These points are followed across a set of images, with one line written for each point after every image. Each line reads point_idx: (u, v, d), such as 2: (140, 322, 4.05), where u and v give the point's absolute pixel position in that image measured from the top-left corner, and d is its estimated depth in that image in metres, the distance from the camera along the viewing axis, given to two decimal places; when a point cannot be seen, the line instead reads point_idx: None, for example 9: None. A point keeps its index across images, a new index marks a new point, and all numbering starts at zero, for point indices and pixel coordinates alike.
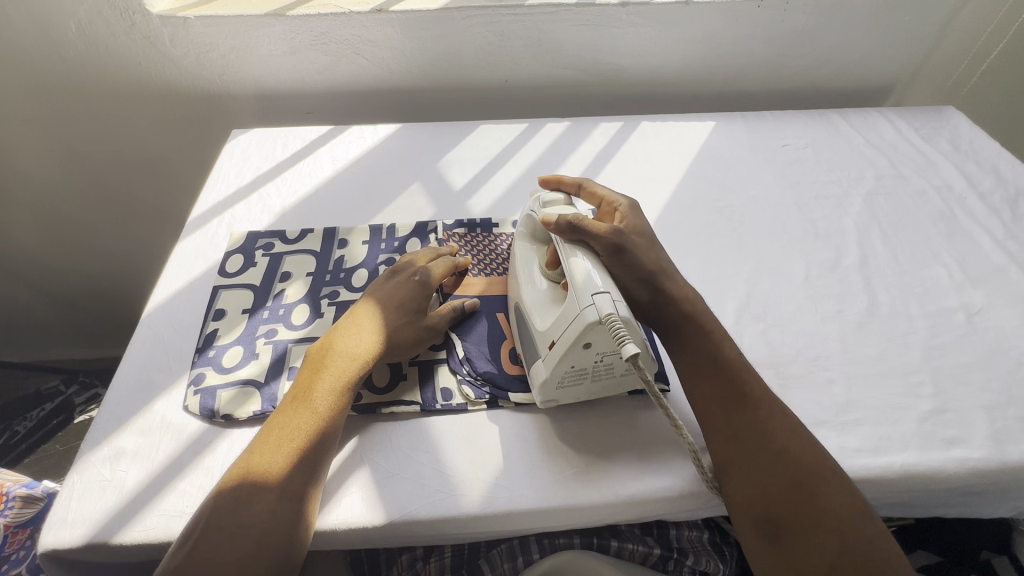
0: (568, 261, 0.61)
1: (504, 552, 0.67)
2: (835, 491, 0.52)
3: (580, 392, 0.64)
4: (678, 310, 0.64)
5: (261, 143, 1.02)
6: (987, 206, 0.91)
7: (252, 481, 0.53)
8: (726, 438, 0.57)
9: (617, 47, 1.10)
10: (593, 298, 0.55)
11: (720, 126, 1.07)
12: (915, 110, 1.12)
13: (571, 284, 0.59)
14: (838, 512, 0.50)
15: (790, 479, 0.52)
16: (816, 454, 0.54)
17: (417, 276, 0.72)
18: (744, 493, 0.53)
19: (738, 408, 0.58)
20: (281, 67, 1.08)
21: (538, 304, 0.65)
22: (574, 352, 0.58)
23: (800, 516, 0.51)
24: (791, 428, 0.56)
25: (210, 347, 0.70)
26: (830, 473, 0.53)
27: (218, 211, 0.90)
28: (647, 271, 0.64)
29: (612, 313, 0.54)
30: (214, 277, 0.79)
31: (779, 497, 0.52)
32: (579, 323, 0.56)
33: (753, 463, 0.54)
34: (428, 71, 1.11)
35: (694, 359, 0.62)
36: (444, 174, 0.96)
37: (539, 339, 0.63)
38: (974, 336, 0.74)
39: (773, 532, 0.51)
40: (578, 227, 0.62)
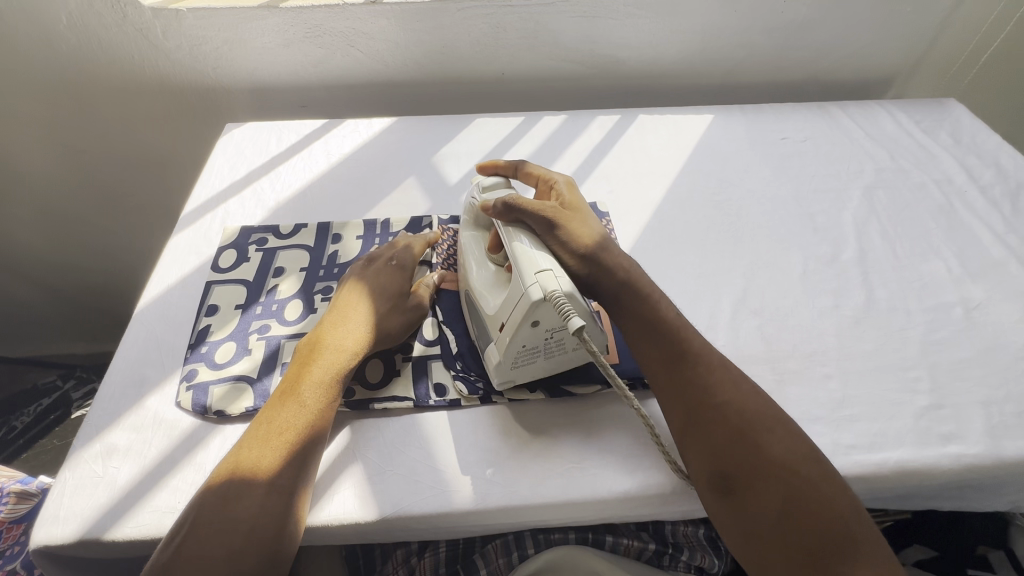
0: (511, 244, 0.62)
1: (498, 548, 0.66)
2: (777, 439, 0.53)
3: (535, 370, 0.64)
4: (614, 279, 0.63)
5: (256, 137, 1.01)
6: (988, 200, 0.90)
7: (240, 476, 0.53)
8: (677, 402, 0.57)
9: (615, 38, 1.09)
10: (536, 277, 0.56)
11: (719, 118, 1.06)
12: (916, 102, 1.10)
13: (513, 264, 0.60)
14: (784, 461, 0.51)
15: (735, 431, 0.53)
16: (759, 406, 0.55)
17: (394, 261, 0.73)
18: (697, 455, 0.54)
19: (682, 368, 0.58)
20: (276, 60, 1.07)
21: (483, 286, 0.66)
22: (523, 331, 0.59)
23: (746, 468, 0.52)
24: (734, 382, 0.57)
25: (203, 342, 0.70)
26: (774, 423, 0.54)
27: (211, 206, 0.89)
28: (584, 246, 0.63)
29: (555, 289, 0.55)
30: (208, 272, 0.79)
31: (727, 452, 0.53)
32: (525, 302, 0.56)
33: (701, 421, 0.55)
34: (424, 63, 1.09)
35: (632, 324, 0.62)
36: (439, 168, 0.95)
37: (490, 322, 0.64)
38: (972, 331, 0.73)
39: (725, 487, 0.52)
40: (513, 208, 0.64)
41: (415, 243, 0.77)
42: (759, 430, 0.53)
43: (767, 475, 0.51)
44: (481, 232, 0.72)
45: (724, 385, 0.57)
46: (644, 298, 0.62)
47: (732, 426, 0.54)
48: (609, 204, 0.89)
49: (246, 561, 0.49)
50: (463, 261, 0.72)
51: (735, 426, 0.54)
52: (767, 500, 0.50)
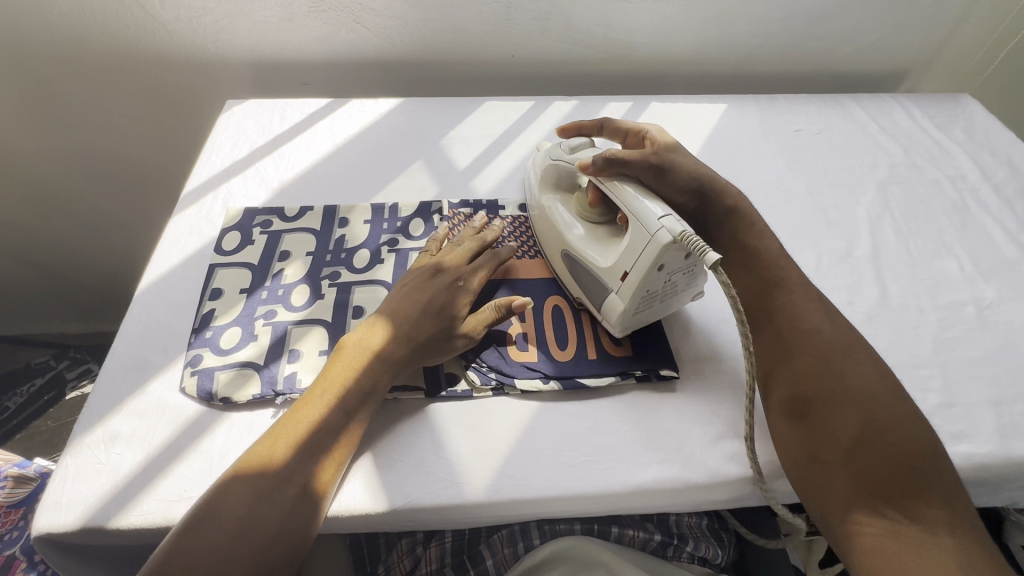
0: (614, 193, 0.64)
1: (504, 538, 0.66)
2: (862, 367, 0.58)
3: (649, 315, 0.66)
4: (723, 206, 0.71)
5: (257, 115, 0.98)
6: (1001, 197, 0.90)
7: (250, 468, 0.53)
8: (771, 330, 0.63)
9: (629, 22, 1.06)
10: (661, 221, 0.58)
11: (732, 108, 1.04)
12: (931, 97, 1.09)
13: (631, 216, 0.61)
14: (864, 388, 0.56)
15: (822, 354, 0.59)
16: (852, 338, 0.61)
17: (461, 281, 0.67)
18: (784, 380, 0.60)
19: (773, 320, 0.63)
20: (278, 35, 1.03)
21: (591, 245, 0.67)
22: (649, 276, 0.60)
23: (827, 393, 0.57)
24: (830, 327, 0.61)
25: (207, 327, 0.68)
26: (863, 352, 0.60)
27: (213, 185, 0.86)
28: (690, 180, 0.70)
29: (685, 231, 0.56)
30: (210, 254, 0.76)
31: (808, 382, 0.58)
32: (653, 246, 0.58)
33: (790, 348, 0.61)
34: (431, 43, 1.06)
35: (741, 270, 0.68)
36: (447, 152, 0.93)
37: (606, 275, 0.64)
38: (984, 330, 0.73)
39: (801, 409, 0.58)
40: (616, 161, 0.66)
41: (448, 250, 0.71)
42: (849, 355, 0.59)
43: (846, 399, 0.56)
44: (564, 195, 0.74)
45: (813, 313, 0.63)
46: (749, 252, 0.68)
47: (819, 353, 0.59)
48: None
49: (244, 556, 0.49)
50: (548, 221, 0.73)
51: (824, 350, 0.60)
52: (840, 426, 0.55)
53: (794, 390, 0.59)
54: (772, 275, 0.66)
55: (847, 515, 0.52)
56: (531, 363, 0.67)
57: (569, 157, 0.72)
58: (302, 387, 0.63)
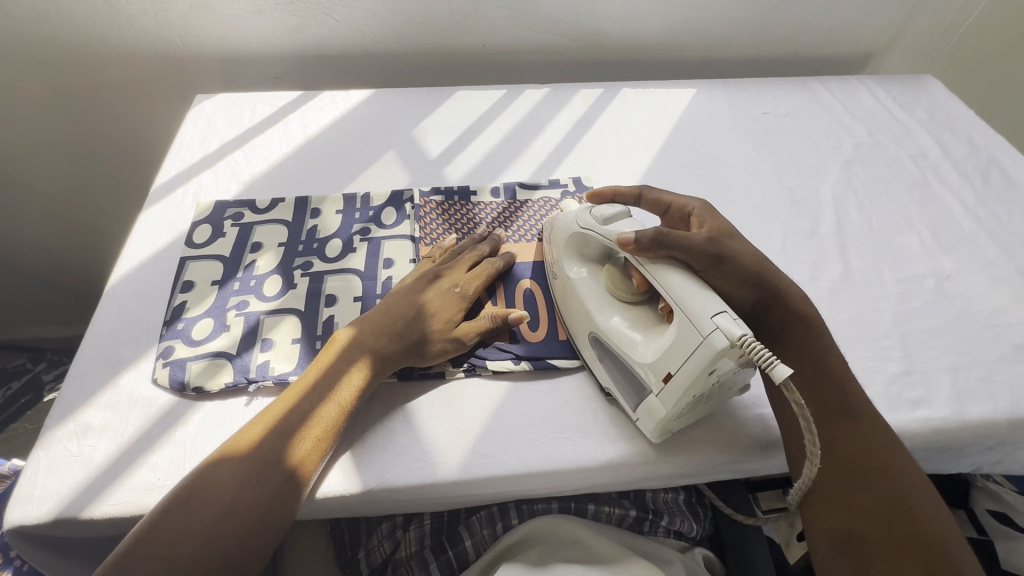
0: (661, 282, 0.56)
1: (483, 519, 0.67)
2: (933, 518, 0.51)
3: (690, 415, 0.59)
4: (784, 311, 0.63)
5: (227, 109, 0.97)
6: (960, 174, 0.92)
7: (228, 450, 0.54)
8: (825, 456, 0.56)
9: (599, 10, 1.07)
10: (715, 321, 0.50)
11: (701, 93, 1.06)
12: (895, 78, 1.11)
13: (677, 308, 0.54)
14: (928, 538, 0.49)
15: (883, 497, 0.52)
16: (918, 479, 0.53)
17: (459, 288, 0.68)
18: (833, 515, 0.53)
19: (832, 448, 0.56)
20: (247, 28, 1.03)
21: (628, 332, 0.60)
22: (698, 382, 0.52)
23: (882, 535, 0.50)
24: (897, 458, 0.54)
25: (178, 319, 0.68)
26: (932, 501, 0.52)
27: (183, 179, 0.86)
28: (751, 273, 0.61)
29: (745, 335, 0.49)
30: (181, 248, 0.76)
31: (869, 524, 0.51)
32: (706, 352, 0.50)
33: (846, 482, 0.54)
34: (401, 34, 1.06)
35: (795, 377, 0.60)
36: (419, 141, 0.93)
37: (646, 373, 0.57)
38: (941, 301, 0.75)
39: (849, 548, 0.51)
40: (664, 242, 0.57)
41: (449, 253, 0.73)
42: (912, 499, 0.52)
43: (905, 546, 0.49)
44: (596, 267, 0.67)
45: (877, 444, 0.55)
46: (814, 361, 0.60)
47: (881, 494, 0.52)
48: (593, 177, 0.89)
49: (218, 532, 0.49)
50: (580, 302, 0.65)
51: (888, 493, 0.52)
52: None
53: (845, 527, 0.52)
54: (838, 396, 0.58)
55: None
56: (502, 345, 0.68)
57: (603, 228, 0.62)
58: (275, 373, 0.64)
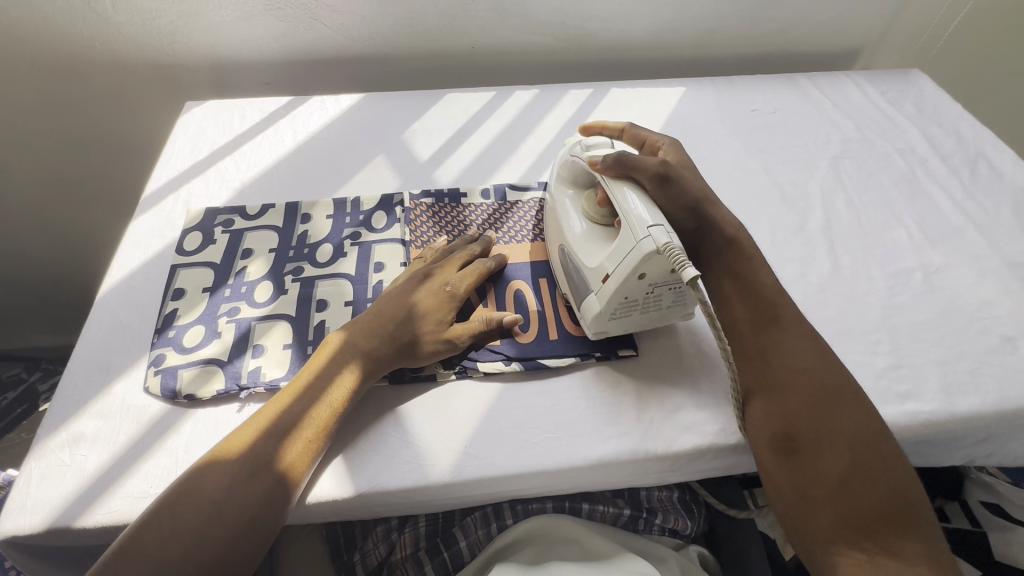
0: (614, 195, 0.63)
1: (478, 520, 0.67)
2: (857, 413, 0.57)
3: (633, 323, 0.66)
4: (722, 235, 0.69)
5: (217, 116, 0.98)
6: (948, 168, 0.93)
7: (220, 456, 0.54)
8: (760, 362, 0.61)
9: (587, 10, 1.07)
10: (649, 230, 0.57)
11: (690, 91, 1.06)
12: (883, 73, 1.12)
13: (623, 221, 0.61)
14: (855, 431, 0.56)
15: (814, 397, 0.58)
16: (840, 377, 0.60)
17: (449, 287, 0.68)
18: (772, 414, 0.58)
19: (766, 354, 0.61)
20: (236, 34, 1.03)
21: (583, 244, 0.67)
22: (628, 282, 0.59)
23: (817, 432, 0.56)
24: (823, 362, 0.61)
25: (169, 327, 0.68)
26: (853, 396, 0.59)
27: (174, 187, 0.86)
28: (693, 201, 0.68)
29: (670, 243, 0.55)
30: (172, 255, 0.76)
31: (804, 427, 0.57)
32: (635, 254, 0.57)
33: (780, 384, 0.59)
34: (390, 38, 1.06)
35: (733, 293, 0.66)
36: (409, 145, 0.94)
37: (589, 275, 0.64)
38: (929, 294, 0.76)
39: (789, 445, 0.57)
40: (625, 162, 0.64)
41: (441, 253, 0.73)
42: (839, 399, 0.58)
43: (837, 439, 0.56)
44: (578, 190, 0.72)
45: (803, 350, 0.61)
46: (745, 277, 0.67)
47: (811, 394, 0.58)
48: None
49: (205, 534, 0.49)
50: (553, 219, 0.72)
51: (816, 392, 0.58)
52: (829, 466, 0.55)
53: (784, 425, 0.57)
54: (767, 309, 0.64)
55: (828, 555, 0.52)
56: (493, 347, 0.69)
57: (585, 155, 0.69)
58: (267, 380, 0.64)
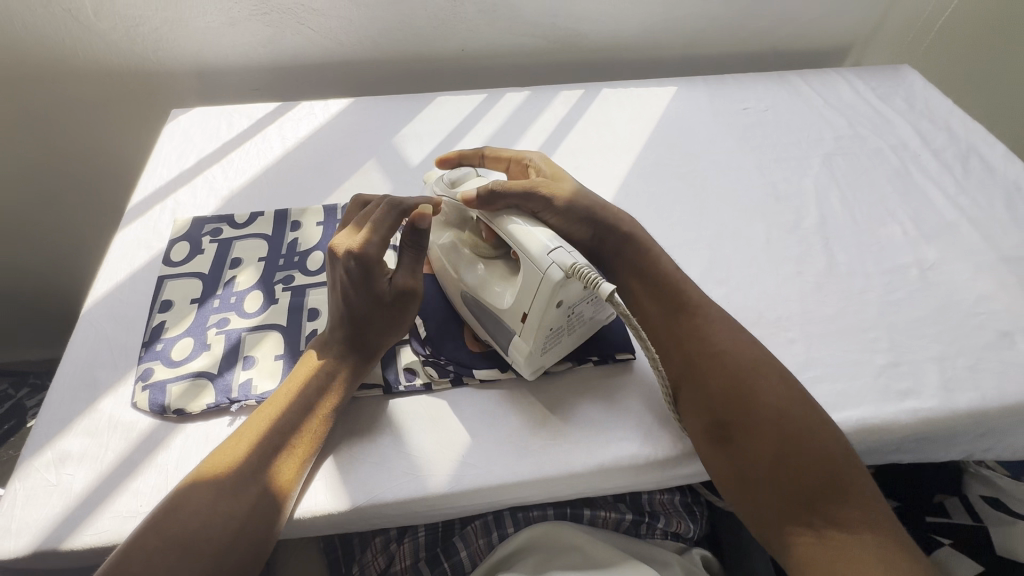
0: (506, 230, 0.61)
1: (478, 528, 0.66)
2: (781, 391, 0.57)
3: (561, 349, 0.64)
4: (618, 236, 0.67)
5: (204, 123, 0.96)
6: (940, 163, 0.93)
7: (208, 479, 0.52)
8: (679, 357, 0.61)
9: (576, 11, 1.07)
10: (551, 257, 0.56)
11: (682, 90, 1.06)
12: (872, 69, 1.12)
13: (521, 253, 0.59)
14: (783, 410, 0.55)
15: (736, 382, 0.57)
16: (759, 359, 0.60)
17: (355, 263, 0.60)
18: (694, 405, 0.58)
19: (682, 347, 0.61)
20: (222, 41, 1.02)
21: (488, 284, 0.64)
22: (549, 313, 0.58)
23: (746, 417, 0.56)
24: (740, 347, 0.60)
25: (157, 340, 0.67)
26: (778, 375, 0.59)
27: (160, 197, 0.85)
28: (584, 209, 0.66)
29: (576, 263, 0.55)
30: (159, 266, 0.75)
31: (729, 411, 0.57)
32: (547, 285, 0.56)
33: (700, 375, 0.59)
34: (378, 42, 1.06)
35: (639, 296, 0.66)
36: (400, 149, 0.93)
37: (507, 317, 0.62)
38: (926, 290, 0.76)
39: (721, 434, 0.56)
40: (500, 193, 0.63)
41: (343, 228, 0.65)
42: (762, 380, 0.58)
43: (768, 423, 0.55)
44: (456, 230, 0.69)
45: (721, 338, 0.61)
46: (646, 274, 0.66)
47: (729, 380, 0.58)
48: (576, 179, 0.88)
49: (195, 562, 0.47)
50: (445, 265, 0.69)
51: (737, 376, 0.58)
52: (763, 448, 0.54)
53: (711, 415, 0.57)
54: (673, 304, 0.64)
55: (783, 539, 0.52)
56: (488, 353, 0.68)
57: (452, 191, 0.67)
58: (258, 392, 0.62)
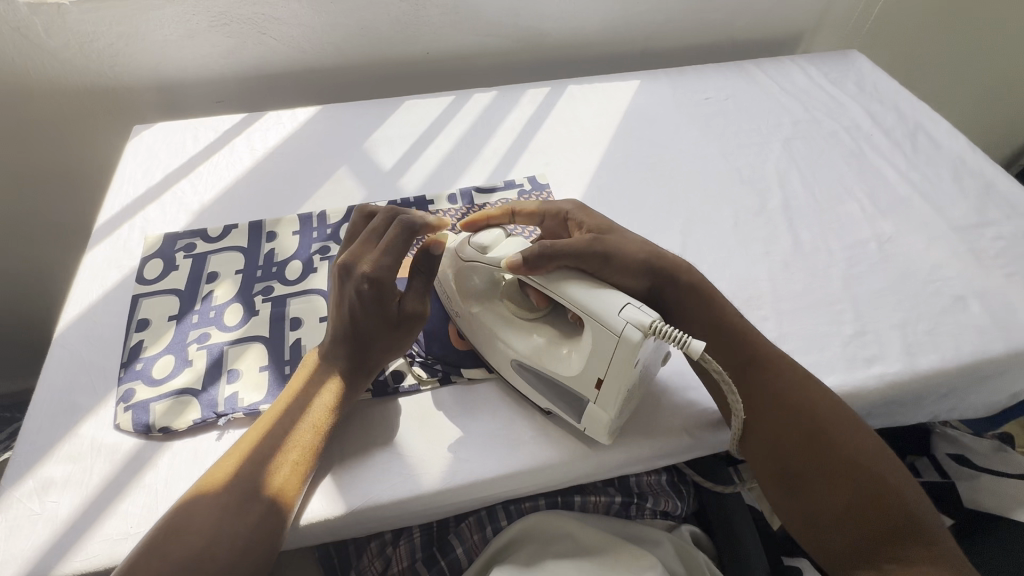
0: (563, 296, 0.56)
1: (472, 524, 0.67)
2: (856, 439, 0.56)
3: (629, 410, 0.61)
4: (680, 284, 0.65)
5: (168, 138, 0.94)
6: (891, 141, 0.98)
7: (203, 491, 0.52)
8: (748, 406, 0.60)
9: (537, 10, 1.09)
10: (624, 317, 0.52)
11: (645, 84, 1.09)
12: (824, 56, 1.17)
13: (585, 317, 0.55)
14: (856, 460, 0.55)
15: (808, 432, 0.57)
16: (831, 403, 0.59)
17: (366, 284, 0.60)
18: (762, 455, 0.58)
19: (754, 398, 0.60)
20: (181, 53, 1.00)
21: (548, 350, 0.60)
22: (628, 376, 0.55)
23: (818, 467, 0.55)
24: (811, 391, 0.59)
25: (136, 359, 0.66)
26: (851, 422, 0.58)
27: (128, 215, 0.83)
28: (639, 261, 0.63)
29: (653, 320, 0.52)
30: (132, 285, 0.74)
31: (805, 463, 0.56)
32: (626, 349, 0.53)
33: (772, 426, 0.58)
34: (342, 48, 1.05)
35: (707, 344, 0.64)
36: (372, 154, 0.93)
37: (576, 382, 0.58)
38: (885, 262, 0.80)
39: (790, 482, 0.56)
40: (552, 255, 0.57)
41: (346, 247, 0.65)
42: (835, 430, 0.56)
43: (838, 472, 0.54)
44: (491, 294, 0.65)
45: (792, 384, 0.60)
46: (713, 320, 0.64)
47: (804, 431, 0.57)
48: (549, 175, 0.90)
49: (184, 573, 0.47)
50: (491, 331, 0.64)
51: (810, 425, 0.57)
52: (832, 499, 0.54)
53: (782, 467, 0.57)
54: (744, 353, 0.62)
55: None
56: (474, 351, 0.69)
57: (487, 258, 0.62)
58: (246, 405, 0.62)
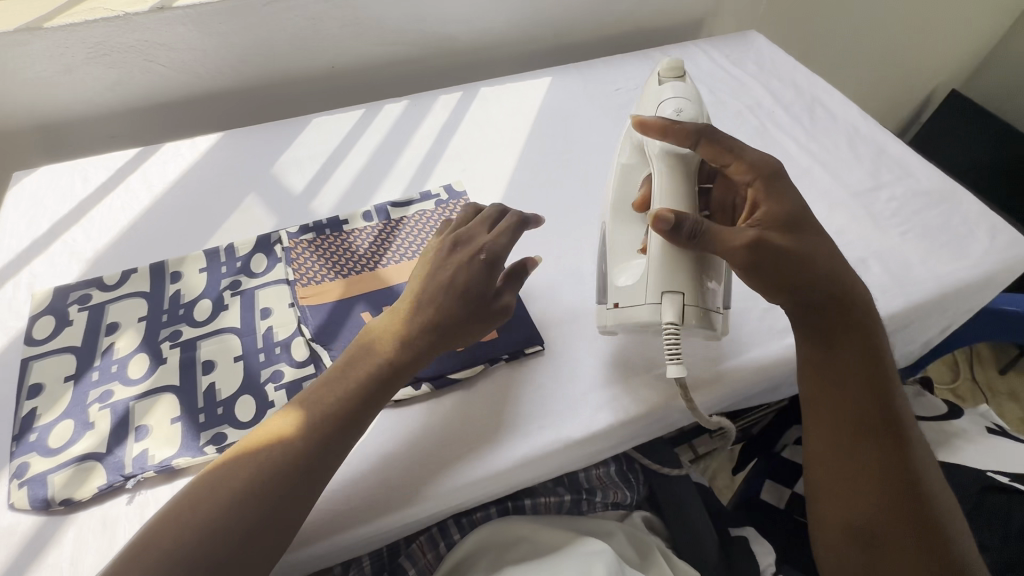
0: (656, 240, 0.62)
1: (424, 544, 0.65)
2: (942, 506, 0.58)
3: None
4: (839, 315, 0.62)
5: (54, 182, 0.88)
6: (791, 116, 1.02)
7: (172, 514, 0.49)
8: (841, 453, 0.60)
9: (440, 14, 1.07)
10: (662, 297, 0.60)
11: (556, 79, 1.09)
12: (724, 39, 1.21)
13: (654, 255, 0.61)
14: (938, 523, 0.57)
15: (903, 490, 0.58)
16: (927, 467, 0.60)
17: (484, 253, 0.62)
18: (842, 510, 0.59)
19: (864, 450, 0.59)
20: (62, 89, 0.94)
21: (619, 244, 0.68)
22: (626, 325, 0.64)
23: (903, 530, 0.57)
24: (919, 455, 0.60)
25: (30, 430, 0.61)
26: (938, 487, 0.59)
27: (13, 271, 0.77)
28: (795, 259, 0.60)
29: (671, 323, 0.59)
30: (21, 348, 0.68)
31: (875, 510, 0.58)
32: (642, 313, 0.61)
33: (863, 479, 0.59)
34: (240, 70, 1.01)
35: (842, 379, 0.61)
36: (281, 179, 0.89)
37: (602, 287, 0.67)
38: None
39: (869, 539, 0.57)
40: (700, 232, 0.58)
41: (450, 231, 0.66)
42: (925, 495, 0.58)
43: (920, 535, 0.57)
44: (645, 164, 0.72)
45: (898, 443, 0.60)
46: (841, 363, 0.62)
47: (900, 490, 0.58)
48: (466, 181, 0.89)
49: None
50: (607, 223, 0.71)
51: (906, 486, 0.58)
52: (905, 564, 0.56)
53: (866, 523, 0.58)
54: (868, 402, 0.61)
55: None
56: None
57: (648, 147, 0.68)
58: (156, 462, 0.58)
